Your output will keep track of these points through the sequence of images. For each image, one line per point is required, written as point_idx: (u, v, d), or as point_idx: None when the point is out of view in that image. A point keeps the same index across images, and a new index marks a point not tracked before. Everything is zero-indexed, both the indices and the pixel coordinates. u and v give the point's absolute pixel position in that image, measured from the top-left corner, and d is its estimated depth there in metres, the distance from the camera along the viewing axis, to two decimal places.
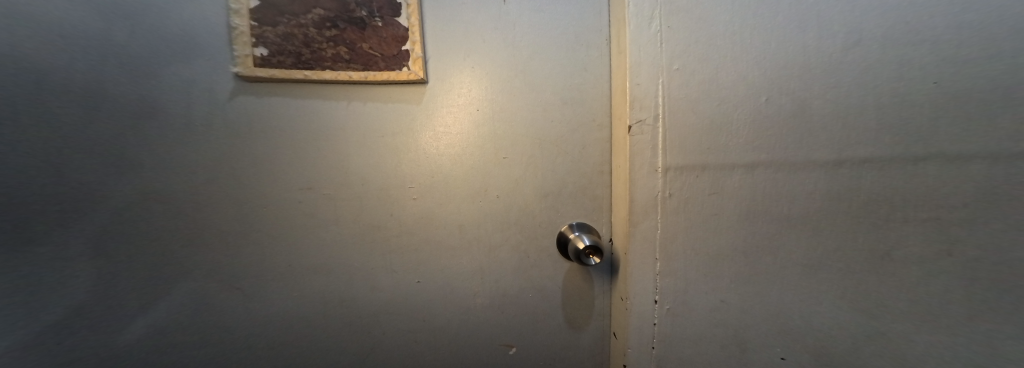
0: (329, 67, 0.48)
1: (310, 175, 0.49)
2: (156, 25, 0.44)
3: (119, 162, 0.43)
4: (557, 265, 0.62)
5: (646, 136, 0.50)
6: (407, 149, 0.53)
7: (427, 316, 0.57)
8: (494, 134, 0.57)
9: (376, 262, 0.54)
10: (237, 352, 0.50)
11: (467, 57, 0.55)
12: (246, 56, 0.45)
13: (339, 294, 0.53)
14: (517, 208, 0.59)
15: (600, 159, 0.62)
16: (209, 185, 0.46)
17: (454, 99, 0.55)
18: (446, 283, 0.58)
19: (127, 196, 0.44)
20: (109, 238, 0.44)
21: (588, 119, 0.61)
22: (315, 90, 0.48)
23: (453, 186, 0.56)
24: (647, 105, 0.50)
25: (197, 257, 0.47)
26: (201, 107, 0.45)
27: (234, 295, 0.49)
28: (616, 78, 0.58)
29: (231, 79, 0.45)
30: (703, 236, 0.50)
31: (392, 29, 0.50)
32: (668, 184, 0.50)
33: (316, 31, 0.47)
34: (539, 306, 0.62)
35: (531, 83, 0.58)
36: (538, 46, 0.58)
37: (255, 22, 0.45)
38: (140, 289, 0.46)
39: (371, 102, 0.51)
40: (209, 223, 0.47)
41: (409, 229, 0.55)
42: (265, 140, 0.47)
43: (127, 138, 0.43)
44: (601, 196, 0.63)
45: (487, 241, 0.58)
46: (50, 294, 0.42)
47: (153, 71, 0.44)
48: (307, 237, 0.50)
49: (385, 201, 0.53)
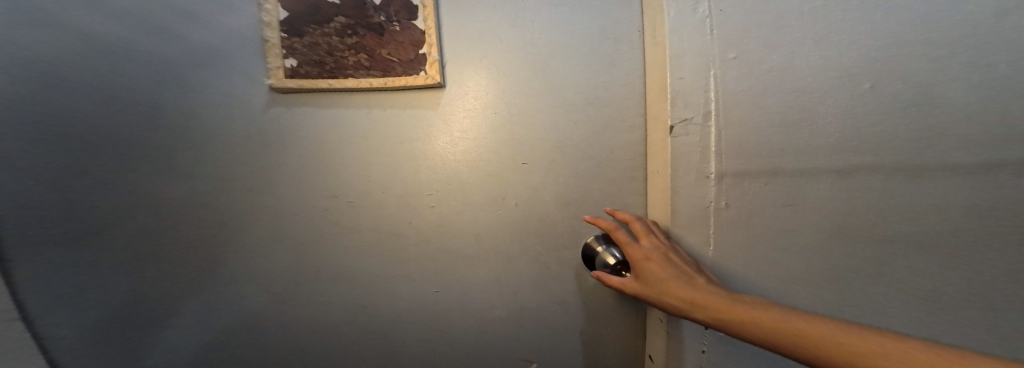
0: (350, 75, 0.50)
1: (335, 184, 0.52)
2: (200, 42, 0.47)
3: (167, 170, 0.47)
4: (580, 279, 0.57)
5: (694, 136, 0.46)
6: (424, 156, 0.53)
7: (444, 325, 0.56)
8: (512, 138, 0.54)
9: (396, 270, 0.54)
10: (271, 350, 0.54)
11: (483, 59, 0.53)
12: (278, 68, 0.48)
13: (362, 300, 0.55)
14: (537, 217, 0.55)
15: (632, 163, 0.56)
16: (249, 191, 0.50)
17: (470, 103, 0.53)
18: (462, 294, 0.56)
19: (173, 206, 0.48)
20: (164, 240, 0.48)
21: (618, 120, 0.55)
22: (340, 99, 0.51)
23: (470, 193, 0.54)
24: (693, 103, 0.46)
25: (235, 259, 0.51)
26: (240, 118, 0.49)
27: (271, 296, 0.53)
28: (651, 73, 0.53)
29: (265, 91, 0.49)
30: (768, 253, 0.44)
31: (409, 32, 0.50)
32: (719, 194, 0.45)
33: (338, 39, 0.49)
34: (561, 322, 0.57)
35: (551, 83, 0.54)
36: (559, 43, 0.54)
37: (284, 34, 0.48)
38: (189, 289, 0.50)
39: (389, 109, 0.52)
40: (247, 224, 0.51)
41: (426, 238, 0.54)
42: (297, 146, 0.51)
43: (177, 148, 0.47)
44: (631, 204, 0.56)
45: (505, 251, 0.56)
46: (116, 293, 0.46)
47: (197, 85, 0.47)
48: (336, 240, 0.53)
49: (403, 209, 0.53)
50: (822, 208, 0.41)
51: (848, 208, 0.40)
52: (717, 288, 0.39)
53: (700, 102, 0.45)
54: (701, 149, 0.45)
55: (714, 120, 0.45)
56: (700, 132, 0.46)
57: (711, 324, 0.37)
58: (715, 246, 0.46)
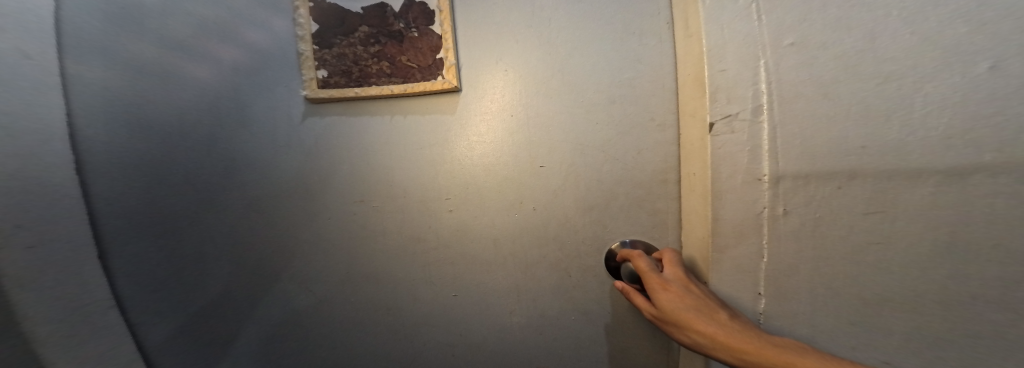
0: (374, 83, 0.52)
1: (361, 188, 0.54)
2: (247, 60, 0.52)
3: (228, 177, 0.52)
4: (604, 288, 0.53)
5: (740, 134, 0.40)
6: (443, 160, 0.54)
7: (464, 331, 0.55)
8: (530, 141, 0.53)
9: (416, 273, 0.55)
10: (312, 350, 0.57)
11: (500, 61, 0.53)
12: (311, 79, 0.52)
13: (385, 302, 0.56)
14: (556, 222, 0.53)
15: (665, 165, 0.51)
16: (287, 193, 0.54)
17: (486, 106, 0.53)
18: (481, 299, 0.55)
19: (227, 210, 0.53)
20: (227, 241, 0.53)
21: (646, 119, 0.51)
22: (368, 105, 0.54)
23: (487, 197, 0.53)
24: (739, 97, 0.40)
25: (279, 259, 0.55)
26: (283, 128, 0.53)
27: (307, 298, 0.56)
28: (685, 67, 0.48)
29: (301, 102, 0.53)
30: (843, 271, 0.36)
31: (427, 38, 0.52)
32: (775, 200, 0.39)
33: (363, 48, 0.52)
34: (583, 332, 0.54)
35: (570, 82, 0.52)
36: (579, 40, 0.52)
37: (315, 47, 0.52)
38: (245, 289, 0.55)
39: (410, 115, 0.53)
40: (281, 223, 0.54)
41: (446, 242, 0.54)
42: (330, 151, 0.54)
43: (235, 157, 0.52)
44: (662, 209, 0.52)
45: (524, 257, 0.54)
46: (194, 287, 0.52)
47: (246, 99, 0.52)
48: (362, 243, 0.55)
49: (423, 213, 0.54)
50: (917, 220, 0.32)
51: (950, 224, 0.30)
52: (742, 326, 0.36)
53: (747, 95, 0.40)
54: (752, 147, 0.40)
55: (768, 114, 0.38)
56: (747, 128, 0.40)
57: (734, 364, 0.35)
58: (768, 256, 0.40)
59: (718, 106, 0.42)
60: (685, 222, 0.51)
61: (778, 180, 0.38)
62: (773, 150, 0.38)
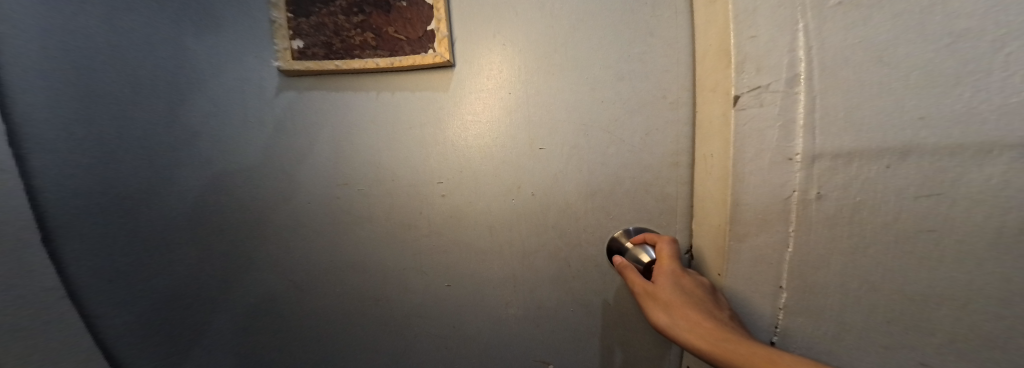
0: (357, 56, 0.49)
1: (344, 171, 0.51)
2: (217, 33, 0.51)
3: (192, 156, 0.50)
4: (607, 279, 0.51)
5: (771, 108, 0.35)
6: (435, 141, 0.51)
7: (457, 323, 0.54)
8: (529, 121, 0.49)
9: (407, 262, 0.53)
10: (296, 342, 0.55)
11: (497, 34, 0.49)
12: (286, 50, 0.49)
13: (373, 293, 0.54)
14: (556, 210, 0.50)
15: (675, 147, 0.47)
16: (268, 177, 0.52)
17: (483, 83, 0.50)
18: (476, 289, 0.54)
19: (193, 188, 0.50)
20: (192, 225, 0.51)
21: (657, 96, 0.47)
22: (349, 81, 0.51)
23: (484, 182, 0.51)
24: (771, 66, 0.35)
25: (257, 252, 0.53)
26: (254, 103, 0.51)
27: (287, 291, 0.54)
28: (707, 37, 0.43)
29: (276, 75, 0.51)
30: (889, 264, 0.30)
31: (416, 8, 0.48)
32: (809, 183, 0.34)
33: (345, 18, 0.49)
34: (583, 324, 0.53)
35: (574, 56, 0.48)
36: (586, 9, 0.47)
37: (290, 14, 0.50)
38: (218, 276, 0.53)
39: (398, 92, 0.50)
40: (261, 213, 0.52)
41: (439, 229, 0.52)
42: (309, 129, 0.51)
43: (201, 133, 0.50)
44: (672, 195, 0.48)
45: (522, 246, 0.52)
46: (152, 273, 0.49)
47: (215, 72, 0.50)
48: (347, 233, 0.53)
49: (414, 197, 0.51)
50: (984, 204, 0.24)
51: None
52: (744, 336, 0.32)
53: (780, 63, 0.34)
54: (784, 122, 0.34)
55: (806, 84, 0.33)
56: (779, 101, 0.34)
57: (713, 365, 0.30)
58: (794, 247, 0.35)
59: (745, 77, 0.37)
60: (698, 208, 0.47)
61: (813, 159, 0.33)
62: (808, 124, 0.33)
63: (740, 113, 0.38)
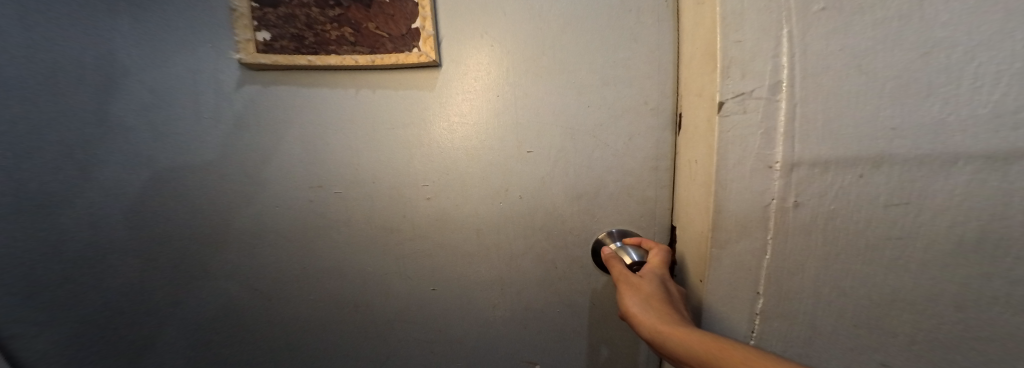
0: (333, 51, 0.45)
1: (318, 172, 0.48)
2: (155, 22, 0.46)
3: (117, 160, 0.46)
4: (592, 279, 0.52)
5: (753, 115, 0.35)
6: (420, 142, 0.48)
7: (443, 326, 0.54)
8: (516, 123, 0.49)
9: (390, 267, 0.51)
10: (269, 352, 0.54)
11: (485, 35, 0.48)
12: (248, 41, 0.44)
13: (353, 299, 0.52)
14: (543, 213, 0.50)
15: (656, 152, 0.48)
16: (236, 177, 0.48)
17: (471, 84, 0.48)
18: (462, 292, 0.53)
19: (130, 191, 0.47)
20: (125, 233, 0.48)
21: (639, 102, 0.47)
22: (321, 78, 0.47)
23: (470, 185, 0.49)
24: (755, 71, 0.34)
25: (220, 259, 0.50)
26: (210, 95, 0.46)
27: (254, 300, 0.52)
28: (693, 41, 0.43)
29: (236, 67, 0.46)
30: (852, 268, 0.33)
31: (400, 4, 0.46)
32: (785, 192, 0.34)
33: (319, 11, 0.45)
34: (569, 323, 0.53)
35: (562, 60, 0.47)
36: (570, 15, 0.47)
37: (255, 4, 0.44)
38: (160, 289, 0.50)
39: (379, 90, 0.47)
40: (230, 217, 0.49)
41: (423, 233, 0.50)
42: (275, 128, 0.47)
43: (125, 135, 0.46)
44: (652, 198, 0.49)
45: (509, 248, 0.51)
46: (82, 284, 0.48)
47: (151, 64, 0.46)
48: (322, 238, 0.50)
49: (397, 200, 0.49)
50: (948, 210, 0.29)
51: (983, 217, 0.28)
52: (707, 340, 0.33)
53: (765, 68, 0.34)
54: (766, 130, 0.34)
55: (786, 92, 0.33)
56: (761, 108, 0.34)
57: (672, 348, 0.30)
58: (771, 255, 0.36)
59: (729, 83, 0.35)
60: (680, 212, 0.47)
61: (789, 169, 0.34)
62: (789, 133, 0.33)
63: (724, 120, 0.36)
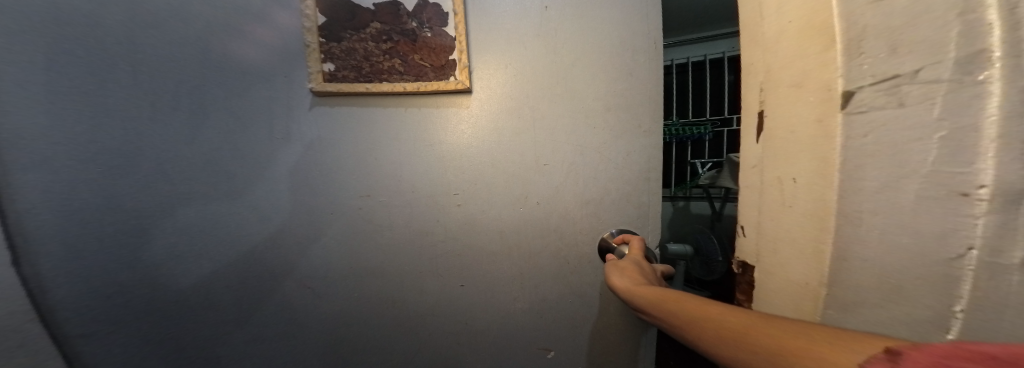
0: (385, 80, 0.56)
1: (364, 183, 0.58)
2: (240, 56, 0.54)
3: (210, 177, 0.54)
4: (598, 272, 0.58)
5: (923, 108, 0.21)
6: (453, 156, 0.58)
7: (468, 318, 0.62)
8: (534, 141, 0.55)
9: (423, 265, 0.60)
10: (314, 344, 0.61)
11: (509, 64, 0.55)
12: (318, 72, 0.55)
13: (391, 295, 0.61)
14: (558, 216, 0.56)
15: (648, 165, 0.52)
16: (305, 182, 0.57)
17: (499, 106, 0.56)
18: (487, 286, 0.61)
19: (211, 203, 0.54)
20: (201, 242, 0.54)
21: (634, 126, 0.52)
22: (374, 100, 0.57)
23: (495, 191, 0.58)
24: (922, 35, 0.21)
25: (278, 258, 0.58)
26: (282, 120, 0.55)
27: (306, 295, 0.59)
28: (785, 12, 0.31)
29: (309, 94, 0.56)
30: None
31: (440, 39, 0.55)
32: (1003, 242, 0.19)
33: (374, 44, 0.55)
34: (578, 313, 0.60)
35: (573, 87, 0.53)
36: (580, 51, 0.52)
37: (322, 39, 0.54)
38: (223, 291, 0.56)
39: (424, 109, 0.58)
40: (292, 220, 0.57)
41: (453, 234, 0.60)
42: (339, 142, 0.57)
43: (220, 156, 0.54)
44: (647, 204, 0.53)
45: (527, 247, 0.59)
46: (151, 290, 0.54)
47: (239, 90, 0.54)
48: (365, 240, 0.59)
49: (432, 207, 0.59)
50: None
51: None
52: None
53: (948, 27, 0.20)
54: (952, 134, 0.20)
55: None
56: (941, 97, 0.20)
57: (639, 303, 0.34)
58: (960, 335, 0.21)
59: (867, 61, 0.24)
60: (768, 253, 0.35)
61: (1018, 205, 0.18)
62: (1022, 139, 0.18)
63: (855, 117, 0.25)
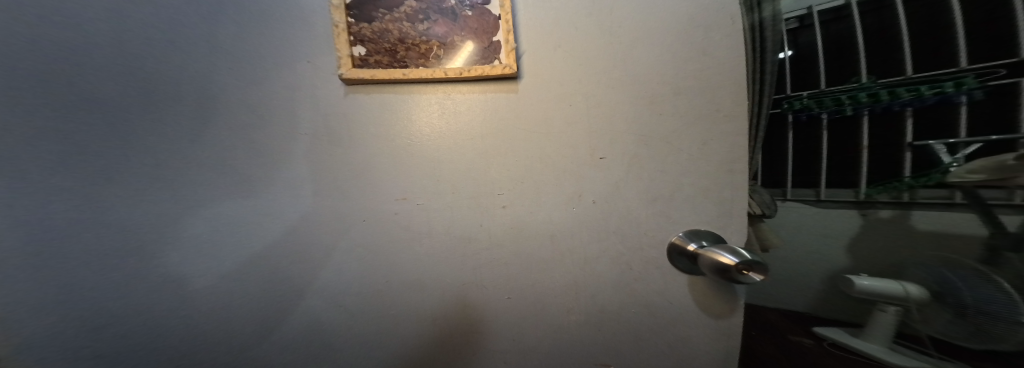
0: (424, 65, 0.47)
1: (401, 186, 0.48)
2: (246, 32, 0.45)
3: (218, 177, 0.45)
4: (669, 279, 0.50)
5: None
6: (497, 151, 0.49)
7: (518, 335, 0.52)
8: (591, 131, 0.49)
9: (466, 276, 0.50)
10: None
11: (560, 48, 0.49)
12: (346, 56, 0.45)
13: (430, 312, 0.51)
14: (618, 216, 0.49)
15: (731, 156, 0.48)
16: (321, 182, 0.47)
17: (546, 94, 0.49)
18: (538, 300, 0.51)
19: (219, 210, 0.45)
20: (205, 253, 0.46)
21: (712, 110, 0.48)
22: (400, 87, 0.47)
23: (544, 190, 0.50)
24: None
25: (294, 273, 0.48)
26: (301, 111, 0.46)
27: (328, 317, 0.49)
28: None
29: (331, 79, 0.46)
30: None
31: (483, 17, 0.48)
32: None
33: (410, 25, 0.47)
34: (644, 323, 0.51)
35: (634, 73, 0.48)
36: (641, 34, 0.48)
37: (351, 19, 0.46)
38: (230, 311, 0.47)
39: (457, 96, 0.48)
40: (309, 224, 0.47)
41: (499, 242, 0.50)
42: (363, 133, 0.47)
43: (222, 153, 0.45)
44: (727, 199, 0.48)
45: (584, 252, 0.50)
46: (157, 307, 0.46)
47: (245, 73, 0.45)
48: (399, 252, 0.49)
49: (473, 210, 0.49)
50: None
51: None
52: None
53: None
54: None
55: None
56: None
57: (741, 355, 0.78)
58: None
59: None
60: None
61: None
62: None
63: None
